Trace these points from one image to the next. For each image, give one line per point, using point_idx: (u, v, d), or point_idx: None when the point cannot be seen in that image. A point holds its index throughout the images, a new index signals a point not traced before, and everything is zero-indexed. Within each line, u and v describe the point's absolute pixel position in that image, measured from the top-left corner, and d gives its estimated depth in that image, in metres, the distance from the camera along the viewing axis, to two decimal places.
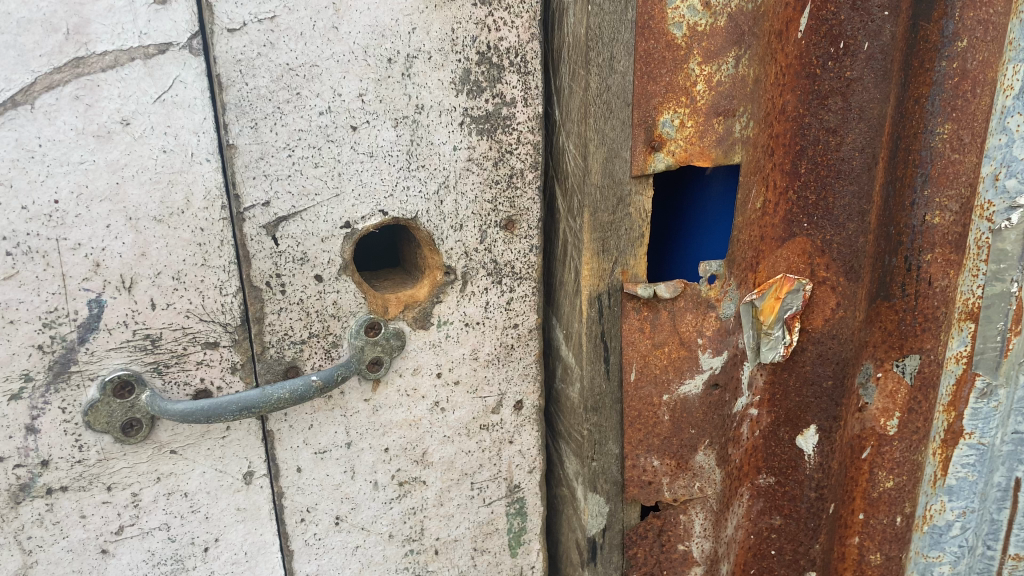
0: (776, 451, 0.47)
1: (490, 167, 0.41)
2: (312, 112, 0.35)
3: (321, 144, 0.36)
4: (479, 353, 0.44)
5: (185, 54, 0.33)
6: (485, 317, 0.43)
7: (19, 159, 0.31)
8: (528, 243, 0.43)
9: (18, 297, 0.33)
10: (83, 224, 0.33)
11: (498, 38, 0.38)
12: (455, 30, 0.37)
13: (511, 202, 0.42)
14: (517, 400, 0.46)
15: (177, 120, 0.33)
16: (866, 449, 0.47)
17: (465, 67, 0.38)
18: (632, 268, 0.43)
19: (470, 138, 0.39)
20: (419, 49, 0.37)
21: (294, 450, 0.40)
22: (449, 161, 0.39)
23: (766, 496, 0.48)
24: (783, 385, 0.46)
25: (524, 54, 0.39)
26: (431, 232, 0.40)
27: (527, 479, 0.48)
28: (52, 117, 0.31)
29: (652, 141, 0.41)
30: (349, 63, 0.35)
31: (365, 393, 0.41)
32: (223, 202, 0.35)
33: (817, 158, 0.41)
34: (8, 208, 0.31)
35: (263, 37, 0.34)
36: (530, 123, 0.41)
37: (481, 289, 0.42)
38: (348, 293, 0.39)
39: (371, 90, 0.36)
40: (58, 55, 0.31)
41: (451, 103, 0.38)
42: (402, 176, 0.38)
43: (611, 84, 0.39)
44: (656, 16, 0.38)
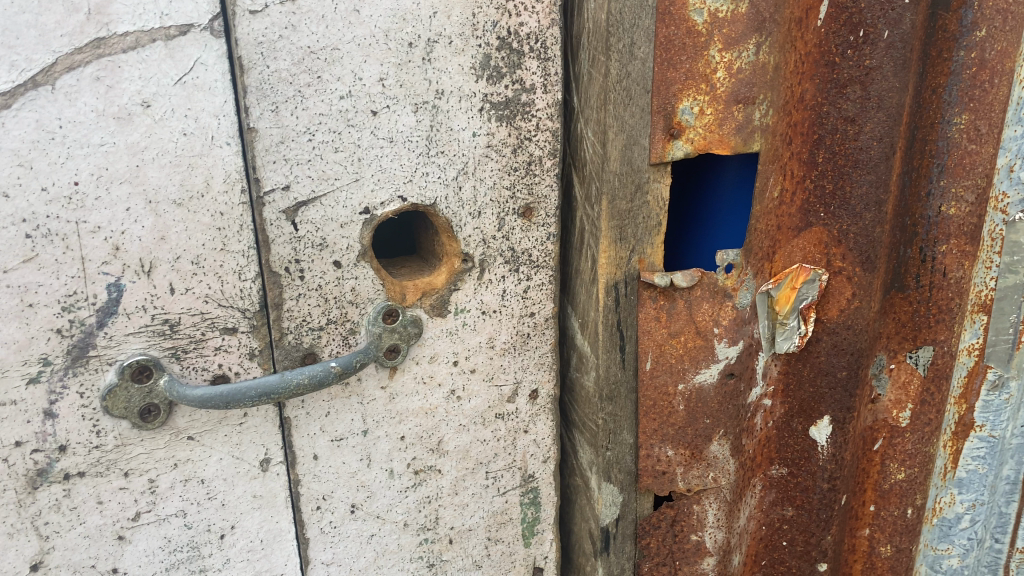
0: (787, 442, 0.48)
1: (509, 153, 0.40)
2: (334, 96, 0.35)
3: (341, 129, 0.36)
4: (496, 341, 0.44)
5: (206, 36, 0.33)
6: (501, 305, 0.43)
7: (39, 141, 0.31)
8: (545, 231, 0.43)
9: (38, 280, 0.32)
10: (103, 207, 0.33)
11: (518, 23, 0.38)
12: (476, 14, 0.37)
13: (529, 189, 0.41)
14: (533, 389, 0.46)
15: (198, 102, 0.33)
16: (878, 441, 0.48)
17: (485, 53, 0.38)
18: (649, 256, 0.43)
19: (489, 124, 0.39)
20: (439, 34, 0.37)
21: (311, 437, 0.40)
22: (468, 147, 0.39)
23: (778, 487, 0.49)
24: (797, 375, 0.46)
25: (544, 40, 0.39)
26: (449, 219, 0.40)
27: (541, 469, 0.48)
28: (73, 98, 0.31)
29: (671, 128, 0.40)
30: (371, 47, 0.35)
31: (382, 381, 0.41)
32: (243, 185, 0.35)
33: (834, 147, 0.41)
34: (29, 190, 0.31)
35: (284, 20, 0.33)
36: (549, 110, 0.41)
37: (498, 277, 0.42)
38: (366, 280, 0.39)
39: (391, 74, 0.36)
40: (78, 35, 0.31)
41: (471, 89, 0.38)
42: (421, 162, 0.38)
43: (632, 69, 0.39)
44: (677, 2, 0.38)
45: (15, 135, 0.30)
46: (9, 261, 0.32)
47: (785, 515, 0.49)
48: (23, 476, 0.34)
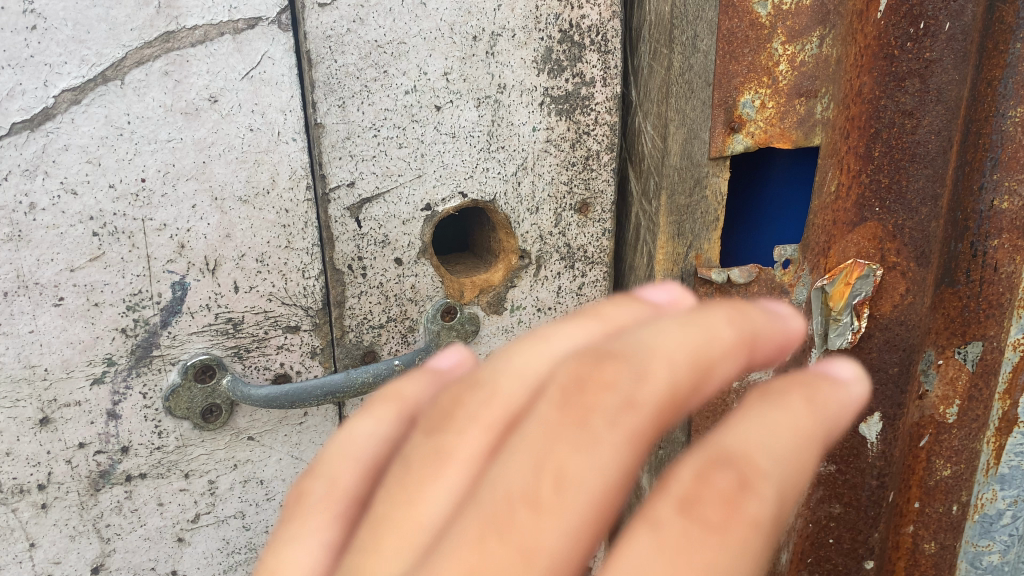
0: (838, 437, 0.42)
1: (568, 148, 0.40)
2: (399, 91, 0.35)
3: (405, 124, 0.35)
4: None
5: (274, 29, 0.32)
6: (556, 302, 0.43)
7: (108, 137, 0.30)
8: (600, 227, 0.42)
9: (103, 278, 0.32)
10: (169, 204, 0.32)
11: (580, 16, 0.38)
12: (539, 7, 0.37)
13: (586, 184, 0.41)
14: None
15: (265, 97, 0.32)
16: (923, 438, 0.42)
17: (547, 46, 0.37)
18: (706, 251, 0.42)
19: (549, 119, 0.39)
20: (503, 27, 0.36)
21: None
22: (527, 142, 0.39)
23: (826, 483, 0.43)
24: None
25: (605, 33, 0.39)
26: (508, 215, 0.39)
27: None
28: (142, 93, 0.30)
29: (731, 122, 0.39)
30: (436, 41, 0.35)
31: None
32: (309, 182, 0.34)
33: (891, 141, 0.36)
34: (96, 187, 0.31)
35: (353, 13, 0.33)
36: (609, 103, 0.40)
37: (554, 273, 0.42)
38: (426, 277, 0.39)
39: (456, 69, 0.36)
40: (148, 29, 0.30)
41: (532, 83, 0.38)
42: (482, 158, 0.38)
43: (694, 61, 0.39)
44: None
45: (84, 132, 0.30)
46: (76, 260, 0.31)
47: (832, 514, 0.43)
48: (85, 478, 0.34)
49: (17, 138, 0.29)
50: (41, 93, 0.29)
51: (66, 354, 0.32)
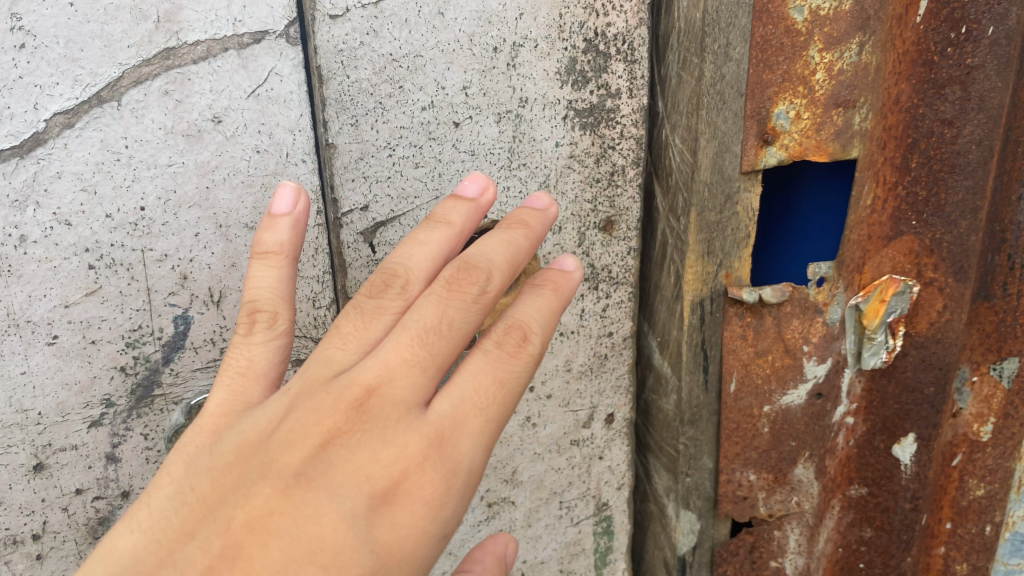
0: (870, 461, 0.42)
1: (592, 164, 0.38)
2: (415, 107, 0.32)
3: (422, 143, 0.33)
4: (573, 364, 0.41)
5: (282, 43, 0.30)
6: (579, 325, 0.40)
7: (104, 162, 0.28)
8: (627, 245, 0.40)
9: (100, 314, 0.29)
10: (170, 233, 0.30)
11: (606, 23, 0.35)
12: (563, 15, 0.34)
13: (612, 201, 0.39)
14: (608, 414, 0.43)
15: (272, 116, 0.30)
16: (957, 456, 0.41)
17: (571, 56, 0.35)
18: (737, 269, 0.39)
19: (573, 133, 0.37)
20: (525, 37, 0.34)
21: None
22: (550, 158, 0.36)
23: (857, 508, 0.43)
24: (882, 393, 0.40)
25: (631, 41, 0.36)
26: None
27: (615, 497, 0.46)
28: (140, 115, 0.28)
29: (765, 133, 0.36)
30: (454, 53, 0.32)
31: None
32: (320, 206, 0.32)
33: (929, 152, 0.36)
34: (92, 216, 0.28)
35: (366, 25, 0.30)
36: (636, 115, 0.38)
37: (578, 295, 0.40)
38: None
39: (475, 82, 0.33)
40: (146, 45, 0.28)
41: (555, 95, 0.35)
42: (502, 176, 0.36)
43: (727, 72, 0.35)
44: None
45: (79, 157, 0.28)
46: (71, 295, 0.29)
47: (864, 538, 0.43)
48: (84, 525, 0.32)
49: (6, 166, 0.27)
50: (31, 117, 0.27)
51: (61, 395, 0.30)
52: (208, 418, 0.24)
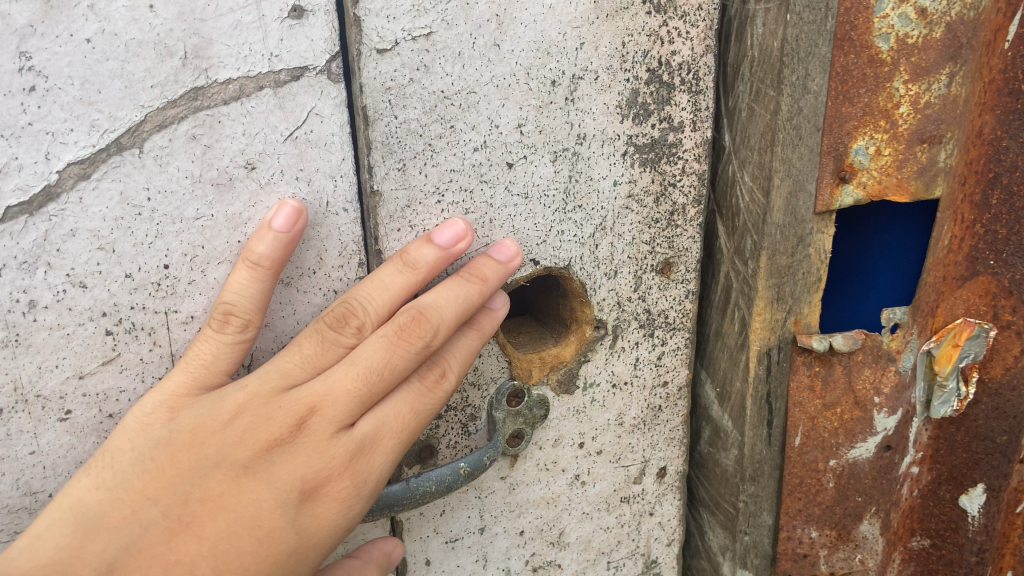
0: (934, 511, 0.38)
1: (651, 203, 0.34)
2: (466, 148, 0.29)
3: (473, 186, 0.30)
4: (626, 418, 0.38)
5: (324, 81, 0.27)
6: (633, 376, 0.37)
7: (124, 218, 0.25)
8: (684, 289, 0.37)
9: (119, 384, 0.26)
10: (198, 292, 0.27)
11: (670, 52, 0.32)
12: (626, 44, 0.31)
13: (670, 242, 0.36)
14: (660, 467, 0.40)
15: (311, 161, 0.27)
16: None
17: (634, 88, 0.32)
18: (806, 315, 0.35)
19: (632, 171, 0.33)
20: (585, 68, 0.31)
21: (423, 541, 0.35)
22: (607, 199, 0.33)
23: (919, 561, 0.39)
24: (949, 440, 0.37)
25: (697, 70, 0.33)
26: (584, 282, 0.34)
27: (665, 553, 0.43)
28: (165, 163, 0.25)
29: (841, 171, 0.32)
30: (510, 88, 0.29)
31: (501, 470, 0.35)
32: (361, 258, 0.29)
33: (1013, 186, 0.32)
34: (110, 277, 0.25)
35: (416, 59, 0.27)
36: (698, 150, 0.35)
37: (632, 344, 0.36)
38: (491, 359, 0.33)
39: (531, 119, 0.30)
40: (173, 85, 0.24)
41: (616, 130, 0.32)
42: (557, 220, 0.32)
43: (804, 106, 0.31)
44: (860, 26, 0.30)
45: (96, 213, 0.24)
46: (86, 364, 0.26)
47: None
48: None
49: (14, 225, 0.24)
50: (42, 169, 0.23)
51: None
52: (169, 395, 0.26)
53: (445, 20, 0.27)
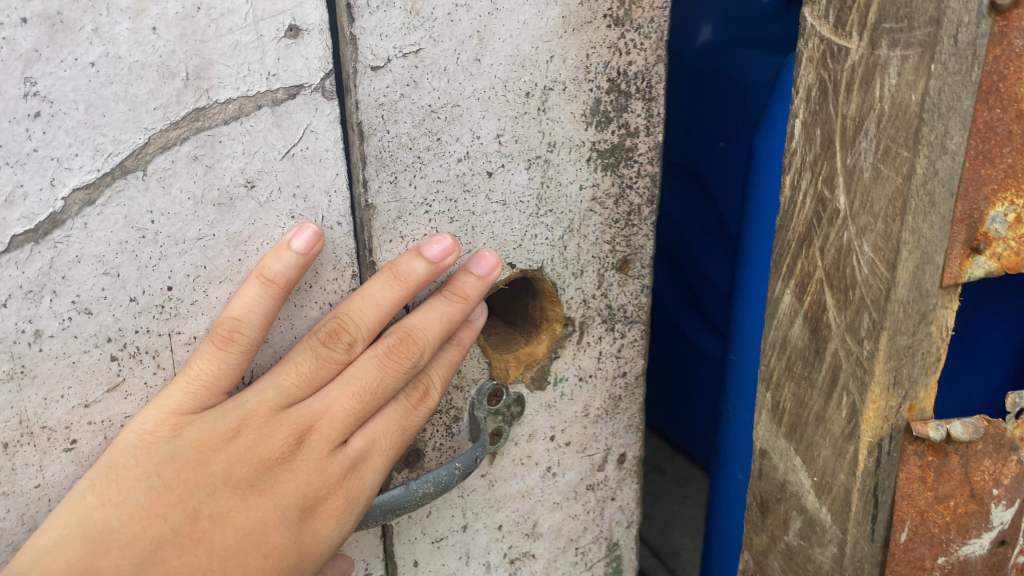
0: None
1: (612, 205, 0.36)
2: (451, 159, 0.30)
3: (457, 195, 0.31)
4: (590, 409, 0.40)
5: (318, 98, 0.27)
6: (597, 368, 0.39)
7: (128, 241, 0.25)
8: (641, 284, 0.39)
9: (125, 409, 0.27)
10: (201, 312, 0.27)
11: (627, 62, 0.34)
12: (590, 55, 0.33)
13: (628, 241, 0.37)
14: (620, 454, 0.42)
15: (307, 177, 0.27)
16: None
17: (596, 97, 0.33)
18: (922, 400, 0.27)
19: (596, 175, 0.35)
20: (554, 80, 0.32)
21: (411, 543, 0.36)
22: (574, 202, 0.35)
23: None
24: None
25: (650, 78, 0.35)
26: (555, 282, 0.36)
27: (625, 536, 0.45)
28: (167, 185, 0.25)
29: (975, 239, 0.24)
30: (489, 100, 0.31)
31: (481, 469, 0.37)
32: (355, 269, 0.30)
33: None
34: (115, 302, 0.25)
35: (406, 75, 0.28)
36: (651, 153, 0.36)
37: (596, 338, 0.38)
38: (473, 360, 0.35)
39: (508, 129, 0.31)
40: (175, 106, 0.24)
41: (581, 138, 0.34)
42: (530, 224, 0.34)
43: (940, 169, 0.23)
44: (1010, 75, 0.23)
45: (100, 238, 0.24)
46: (92, 391, 0.26)
47: None
48: None
49: (18, 254, 0.23)
50: (47, 196, 0.23)
51: None
52: (169, 413, 0.26)
53: (432, 36, 0.28)
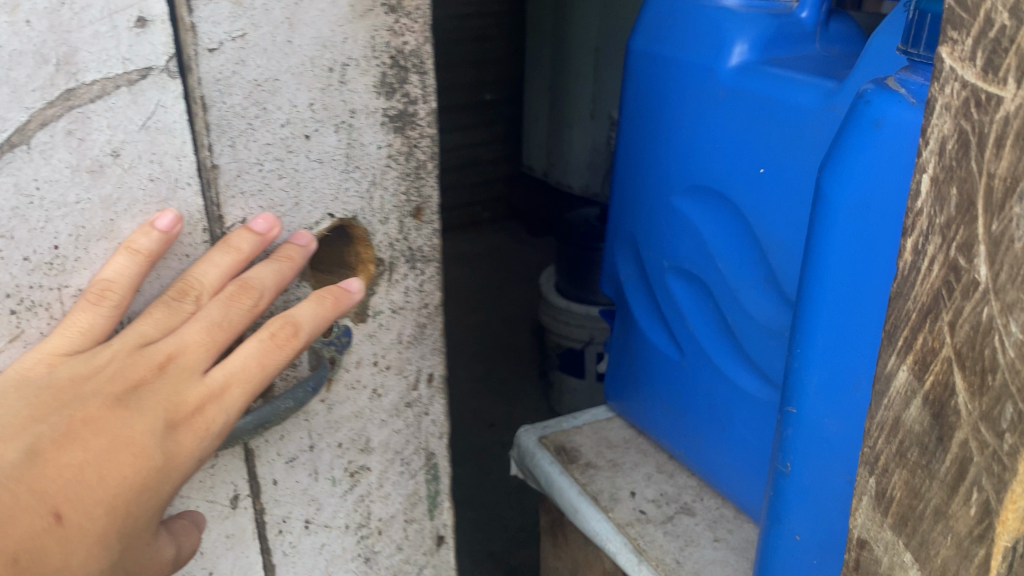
0: None
1: (404, 160, 0.51)
2: (277, 125, 0.45)
3: (283, 155, 0.46)
4: (404, 335, 0.56)
5: (164, 75, 0.41)
6: (406, 301, 0.55)
7: (18, 206, 0.39)
8: (432, 227, 0.54)
9: (44, 329, 0.42)
10: (82, 266, 0.42)
11: (403, 42, 0.49)
12: (374, 37, 0.47)
13: (420, 192, 0.53)
14: (430, 375, 0.58)
15: (161, 144, 0.42)
16: None
17: (383, 71, 0.49)
18: None
19: (389, 136, 0.50)
20: (350, 58, 0.47)
21: (271, 464, 0.52)
22: (375, 158, 0.50)
23: None
24: None
25: (421, 55, 0.50)
26: (366, 225, 0.51)
27: (437, 447, 0.62)
28: (46, 156, 0.39)
29: None
30: (301, 75, 0.45)
31: (324, 397, 0.53)
32: (205, 225, 0.45)
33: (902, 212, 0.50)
34: (13, 260, 0.39)
35: (234, 54, 0.43)
36: (428, 117, 0.52)
37: (402, 275, 0.54)
38: (301, 296, 0.51)
39: (318, 99, 0.46)
40: (49, 87, 0.38)
41: (374, 105, 0.49)
42: (342, 177, 0.49)
43: None
44: None
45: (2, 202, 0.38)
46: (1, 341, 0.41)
47: None
48: None
49: None
50: None
51: None
52: (49, 354, 0.41)
53: (253, 23, 0.43)
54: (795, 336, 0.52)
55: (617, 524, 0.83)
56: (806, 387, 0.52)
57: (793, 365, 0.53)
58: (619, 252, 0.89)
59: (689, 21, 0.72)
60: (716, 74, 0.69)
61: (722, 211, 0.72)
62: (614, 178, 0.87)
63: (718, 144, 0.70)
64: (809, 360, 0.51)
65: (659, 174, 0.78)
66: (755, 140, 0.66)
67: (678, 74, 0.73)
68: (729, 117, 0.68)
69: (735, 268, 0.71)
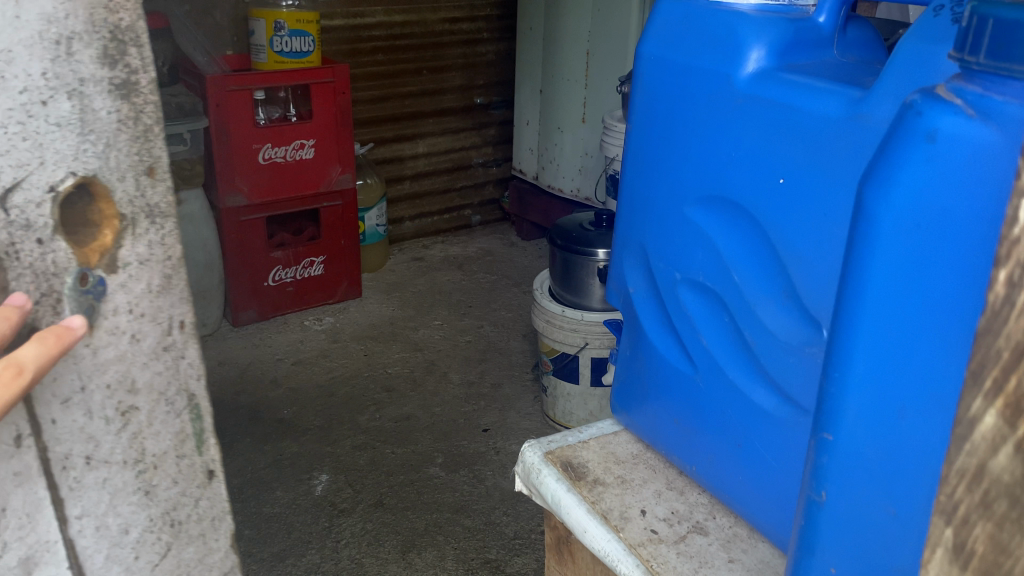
0: None
1: (133, 124, 0.59)
2: (12, 89, 0.53)
3: (22, 118, 0.54)
4: (152, 286, 0.64)
5: None
6: (150, 255, 0.63)
7: None
8: (165, 183, 0.63)
9: None
10: None
11: (118, 18, 0.57)
12: (93, 14, 0.56)
13: (150, 153, 0.61)
14: (182, 322, 0.67)
15: None
16: None
17: (105, 44, 0.57)
18: None
19: (116, 103, 0.58)
20: (71, 31, 0.55)
21: (47, 408, 0.60)
22: (106, 122, 0.58)
23: None
24: None
25: (137, 31, 0.58)
26: (106, 184, 0.59)
27: (198, 390, 0.70)
28: None
29: None
30: (31, 47, 0.53)
31: (86, 342, 0.61)
32: None
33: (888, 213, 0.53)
34: None
35: None
36: (150, 86, 0.60)
37: (144, 230, 0.63)
38: (60, 252, 0.58)
39: (49, 68, 0.54)
40: None
41: (100, 75, 0.57)
42: (78, 140, 0.57)
43: None
44: None
45: None
46: None
47: None
48: None
49: None
50: None
51: None
52: None
53: None
54: (831, 363, 0.53)
55: (629, 544, 0.93)
56: (842, 414, 0.53)
57: (828, 389, 0.53)
58: (629, 267, 0.99)
59: (706, 33, 0.81)
60: (735, 82, 0.78)
61: (737, 219, 0.80)
62: (628, 193, 0.95)
63: (738, 155, 0.78)
64: (846, 387, 0.52)
65: (674, 185, 0.87)
66: (774, 152, 0.74)
67: (694, 80, 0.82)
68: (751, 121, 0.76)
69: (752, 278, 0.79)
